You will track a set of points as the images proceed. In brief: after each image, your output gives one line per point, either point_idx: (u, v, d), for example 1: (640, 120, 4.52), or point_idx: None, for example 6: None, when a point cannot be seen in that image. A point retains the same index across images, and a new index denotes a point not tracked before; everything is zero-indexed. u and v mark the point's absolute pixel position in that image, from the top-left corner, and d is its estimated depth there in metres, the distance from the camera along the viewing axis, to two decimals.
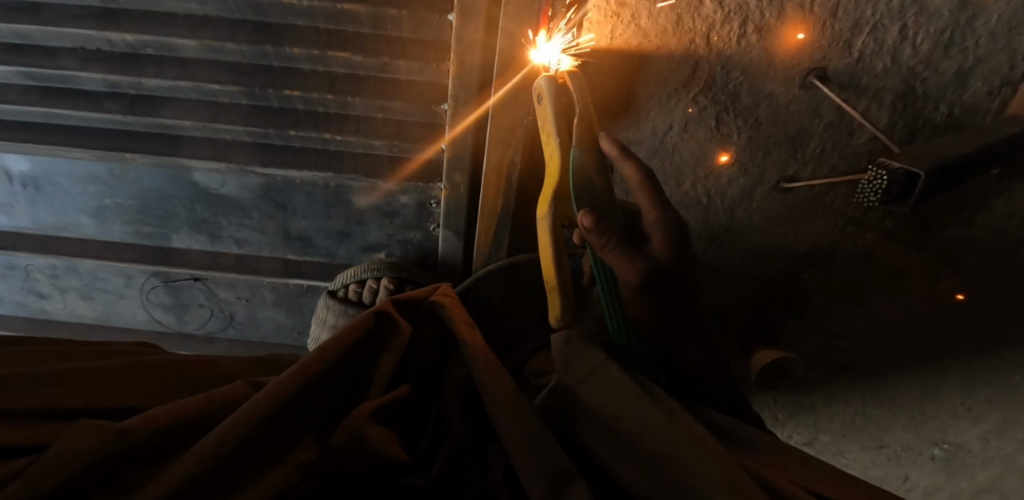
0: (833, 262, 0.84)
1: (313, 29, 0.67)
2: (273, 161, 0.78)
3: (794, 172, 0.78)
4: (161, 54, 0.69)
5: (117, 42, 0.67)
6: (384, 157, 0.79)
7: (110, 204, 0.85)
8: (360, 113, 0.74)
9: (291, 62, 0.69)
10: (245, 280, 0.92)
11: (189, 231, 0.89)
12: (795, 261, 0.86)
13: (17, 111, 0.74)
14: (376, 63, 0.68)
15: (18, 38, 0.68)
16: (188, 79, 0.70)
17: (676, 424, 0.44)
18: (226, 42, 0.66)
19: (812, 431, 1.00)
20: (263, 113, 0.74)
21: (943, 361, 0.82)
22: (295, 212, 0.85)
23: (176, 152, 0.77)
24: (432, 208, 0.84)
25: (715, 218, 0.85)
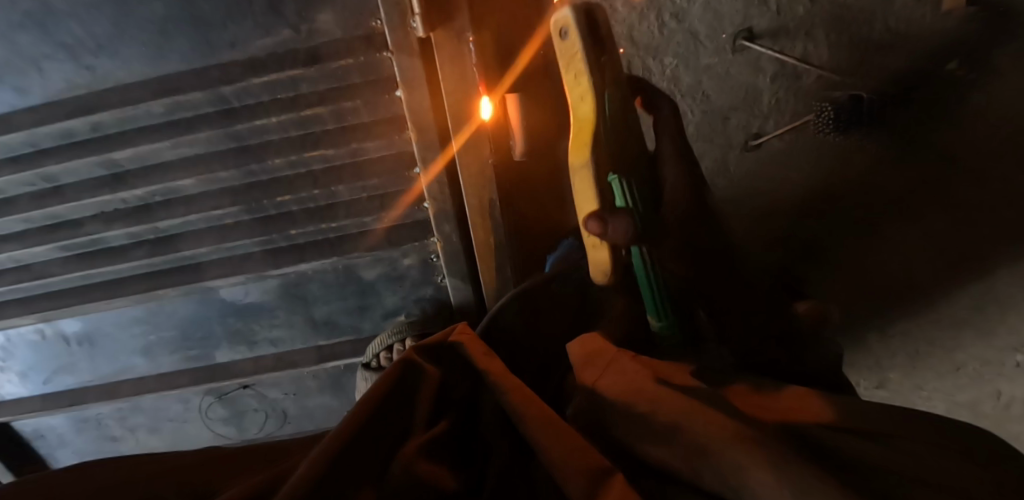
0: (839, 200, 0.86)
1: (287, 139, 0.74)
2: (284, 260, 0.83)
3: (758, 127, 0.82)
4: (169, 197, 0.78)
5: (131, 199, 0.77)
6: (378, 231, 0.82)
7: (156, 339, 0.93)
8: (348, 198, 0.79)
9: (276, 171, 0.76)
10: (290, 374, 0.98)
11: (229, 344, 0.95)
12: (797, 209, 0.88)
13: (59, 279, 0.84)
14: (347, 151, 0.74)
15: (52, 219, 0.79)
16: (194, 211, 0.78)
17: (676, 400, 0.46)
18: (218, 170, 0.75)
19: (879, 372, 0.98)
20: (263, 222, 0.81)
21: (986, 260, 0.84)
22: (316, 300, 0.91)
23: (199, 277, 0.84)
24: (435, 263, 0.87)
25: None
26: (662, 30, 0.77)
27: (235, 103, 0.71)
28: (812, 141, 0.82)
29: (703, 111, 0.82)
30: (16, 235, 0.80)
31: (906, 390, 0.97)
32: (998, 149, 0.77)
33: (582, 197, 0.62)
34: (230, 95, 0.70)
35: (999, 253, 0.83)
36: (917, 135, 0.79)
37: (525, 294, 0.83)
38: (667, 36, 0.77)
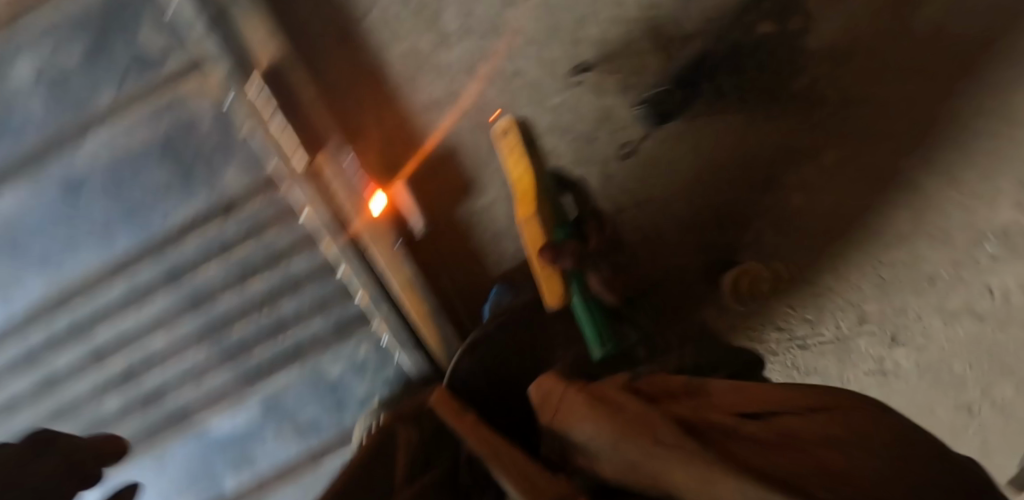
0: (726, 161, 0.98)
1: (228, 284, 0.85)
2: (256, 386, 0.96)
3: (622, 137, 0.92)
4: (145, 360, 0.89)
5: (114, 371, 0.89)
6: (328, 331, 0.93)
7: (171, 479, 1.07)
8: (293, 315, 0.91)
9: (227, 313, 0.88)
10: (291, 486, 1.14)
11: (232, 470, 1.08)
12: (693, 177, 0.98)
13: None
14: (278, 275, 0.85)
15: (54, 405, 0.91)
16: (171, 365, 0.90)
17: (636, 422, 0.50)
18: (178, 325, 0.87)
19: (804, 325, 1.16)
20: (230, 355, 0.92)
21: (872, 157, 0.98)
22: (296, 409, 1.03)
23: (190, 420, 0.98)
24: (388, 345, 0.97)
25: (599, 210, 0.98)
26: (511, 90, 0.85)
27: (179, 267, 0.82)
28: (679, 133, 0.93)
29: (568, 139, 0.91)
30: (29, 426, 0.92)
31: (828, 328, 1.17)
32: (843, 75, 0.90)
33: (533, 239, 0.80)
34: (173, 262, 0.81)
35: (879, 149, 0.97)
36: (770, 90, 0.91)
37: (471, 351, 0.88)
38: (513, 92, 0.85)
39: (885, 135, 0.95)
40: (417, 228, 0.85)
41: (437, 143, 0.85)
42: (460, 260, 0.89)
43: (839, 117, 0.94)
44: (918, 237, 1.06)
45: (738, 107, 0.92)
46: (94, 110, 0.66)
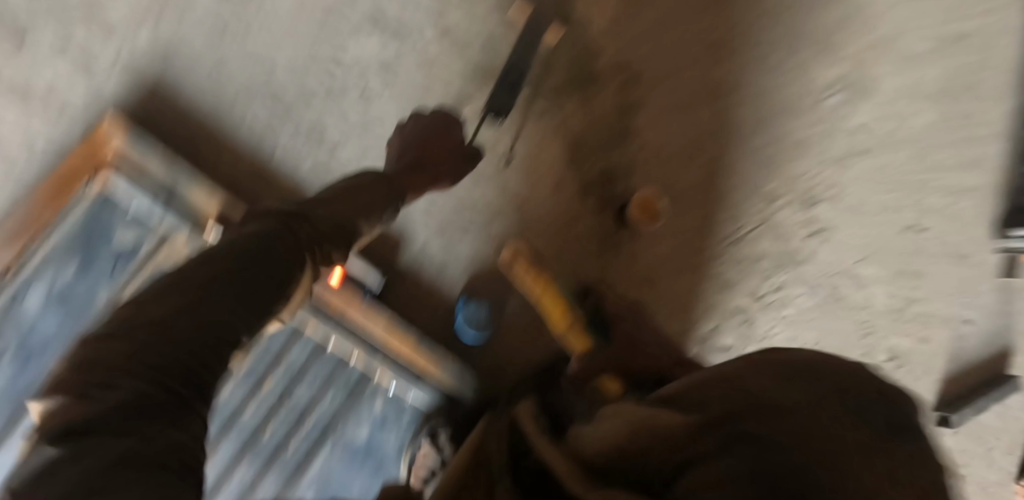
0: (585, 134, 1.21)
1: (249, 393, 0.96)
2: (298, 476, 0.96)
3: (500, 150, 1.16)
4: None
5: None
6: (344, 401, 1.00)
7: None
8: (310, 395, 0.98)
9: (254, 419, 0.96)
10: None
11: None
12: (570, 156, 1.20)
13: None
14: (286, 367, 0.98)
15: None
16: (220, 489, 0.93)
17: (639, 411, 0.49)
18: (216, 452, 0.93)
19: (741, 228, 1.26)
20: (267, 460, 0.95)
21: (679, 78, 1.27)
22: (346, 488, 0.99)
23: None
24: (396, 390, 1.02)
25: (510, 211, 1.16)
26: None
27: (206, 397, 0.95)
28: (538, 127, 1.18)
29: (461, 171, 1.13)
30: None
31: (765, 227, 1.27)
32: (611, 47, 1.22)
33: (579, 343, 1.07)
34: None
35: (674, 77, 1.26)
36: (572, 76, 1.21)
37: (455, 366, 1.03)
38: None
39: (671, 74, 1.26)
40: (375, 280, 1.02)
41: None
42: (417, 295, 1.09)
43: (633, 70, 1.24)
44: (757, 116, 1.28)
45: (563, 94, 1.20)
46: (95, 307, 0.92)
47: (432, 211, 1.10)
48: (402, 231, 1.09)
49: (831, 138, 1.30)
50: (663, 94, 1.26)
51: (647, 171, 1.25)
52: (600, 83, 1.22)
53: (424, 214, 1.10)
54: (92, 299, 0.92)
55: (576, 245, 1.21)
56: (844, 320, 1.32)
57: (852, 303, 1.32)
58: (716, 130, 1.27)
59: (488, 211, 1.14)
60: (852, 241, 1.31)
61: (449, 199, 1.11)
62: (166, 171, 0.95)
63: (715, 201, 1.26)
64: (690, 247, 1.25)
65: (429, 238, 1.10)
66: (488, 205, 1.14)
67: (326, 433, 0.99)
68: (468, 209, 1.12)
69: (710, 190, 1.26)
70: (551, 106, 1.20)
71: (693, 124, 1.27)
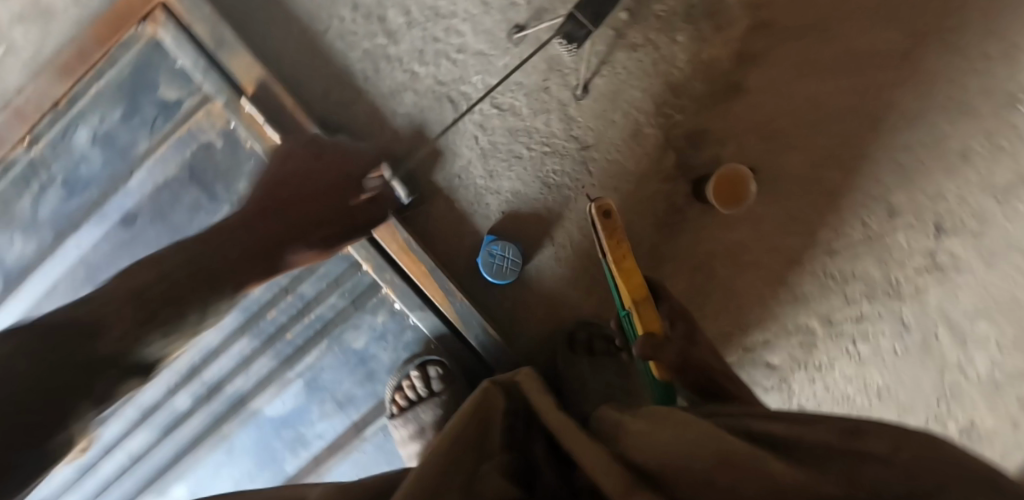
0: (683, 80, 1.00)
1: (260, 273, 0.95)
2: (294, 362, 0.98)
3: (576, 78, 0.99)
4: (202, 353, 0.98)
5: (182, 367, 0.98)
6: (347, 306, 0.97)
7: (239, 474, 1.01)
8: (316, 291, 0.96)
9: (261, 298, 0.96)
10: (342, 459, 1.01)
11: (291, 454, 1.01)
12: (658, 103, 1.01)
13: (155, 456, 1.01)
14: (297, 259, 0.94)
15: (137, 411, 0.99)
16: (223, 352, 0.98)
17: (685, 424, 0.47)
18: (223, 319, 0.96)
19: (841, 236, 1.04)
20: (268, 339, 0.97)
21: (822, 34, 1.00)
22: (334, 386, 0.99)
23: (246, 404, 1.00)
24: (400, 309, 0.97)
25: (570, 150, 1.00)
26: (457, 64, 0.97)
27: None
28: (629, 60, 1.00)
29: (525, 93, 0.99)
30: (121, 433, 1.00)
31: (870, 242, 1.04)
32: None
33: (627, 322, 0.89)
34: None
35: (816, 32, 1.00)
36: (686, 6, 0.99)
37: (463, 305, 0.96)
38: (462, 66, 0.97)
39: (812, 28, 1.00)
40: (402, 193, 0.92)
41: (406, 121, 0.97)
42: (444, 218, 0.98)
43: (764, 14, 1.00)
44: (911, 104, 1.00)
45: (669, 26, 0.99)
46: (131, 155, 0.92)
47: (482, 132, 0.98)
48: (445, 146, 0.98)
49: (1000, 158, 1.00)
50: (795, 51, 1.01)
51: (748, 141, 1.02)
52: (718, 22, 0.99)
53: (474, 133, 0.98)
54: (132, 146, 0.92)
55: (636, 207, 1.02)
56: (931, 379, 1.06)
57: (948, 363, 1.06)
58: (850, 111, 1.01)
59: (545, 145, 1.00)
60: (976, 290, 1.04)
61: (504, 123, 0.99)
62: (212, 28, 0.88)
63: (820, 198, 1.03)
64: (772, 244, 1.04)
65: (473, 161, 0.98)
66: (547, 138, 1.00)
67: (325, 330, 0.98)
68: (522, 138, 0.99)
69: (819, 184, 1.03)
70: (650, 38, 1.00)
71: (823, 98, 1.02)
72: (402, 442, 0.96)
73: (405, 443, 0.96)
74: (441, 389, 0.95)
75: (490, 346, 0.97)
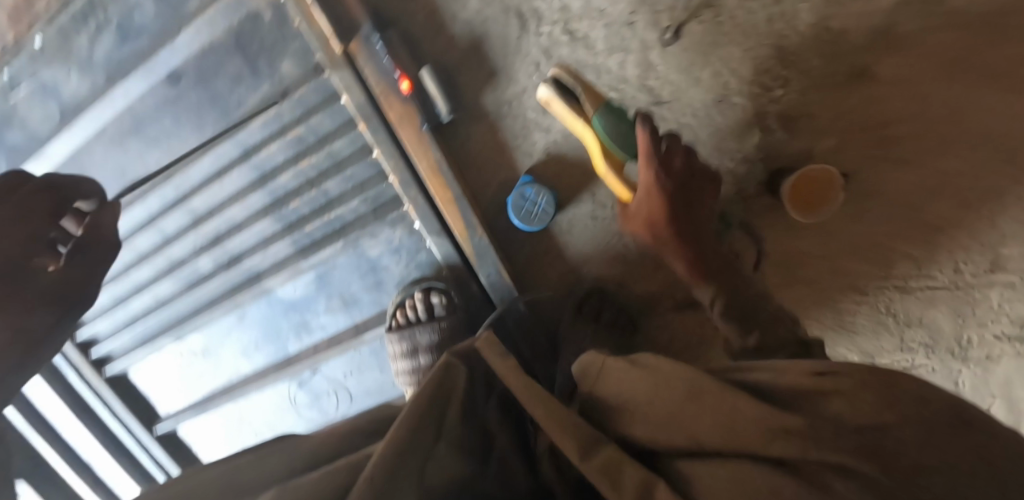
0: (796, 50, 0.84)
1: (288, 159, 0.91)
2: (309, 254, 0.96)
3: (669, 19, 0.84)
4: (225, 225, 0.97)
5: (205, 233, 0.99)
6: (368, 212, 0.92)
7: (249, 339, 1.07)
8: (340, 191, 0.92)
9: (287, 184, 0.92)
10: (340, 354, 1.04)
11: (295, 337, 1.05)
12: (757, 70, 0.85)
13: (176, 306, 1.07)
14: (327, 155, 0.90)
15: (163, 262, 1.03)
16: (243, 230, 0.97)
17: (664, 383, 0.48)
18: (248, 196, 0.94)
19: (923, 276, 0.90)
20: (288, 226, 0.95)
21: (996, 28, 0.79)
22: (344, 286, 0.99)
23: (259, 281, 1.00)
24: (420, 229, 0.93)
25: (639, 102, 0.89)
26: None
27: (249, 145, 0.91)
28: (739, 10, 0.83)
29: (606, 24, 0.85)
30: (150, 279, 1.06)
31: (952, 290, 0.90)
32: None
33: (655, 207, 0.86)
34: (245, 139, 0.90)
35: (990, 25, 0.79)
36: None
37: (481, 242, 0.91)
38: None
39: (987, 19, 0.78)
40: (440, 106, 0.86)
41: (466, 29, 0.87)
42: (484, 145, 0.91)
43: None
44: None
45: None
46: (181, 11, 0.85)
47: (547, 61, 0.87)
48: (501, 66, 0.88)
49: None
50: (951, 44, 0.80)
51: (852, 140, 0.86)
52: None
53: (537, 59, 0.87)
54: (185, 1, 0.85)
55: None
56: None
57: None
58: (992, 133, 0.82)
59: (613, 90, 0.88)
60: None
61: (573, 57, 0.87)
62: None
63: (914, 228, 0.88)
64: (841, 263, 0.91)
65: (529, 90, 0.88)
66: (617, 81, 0.88)
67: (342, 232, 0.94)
68: (589, 76, 0.88)
69: (918, 209, 0.87)
70: None
71: (964, 109, 0.83)
72: (394, 357, 0.99)
73: (397, 359, 0.99)
74: (441, 315, 0.95)
75: (499, 289, 0.94)
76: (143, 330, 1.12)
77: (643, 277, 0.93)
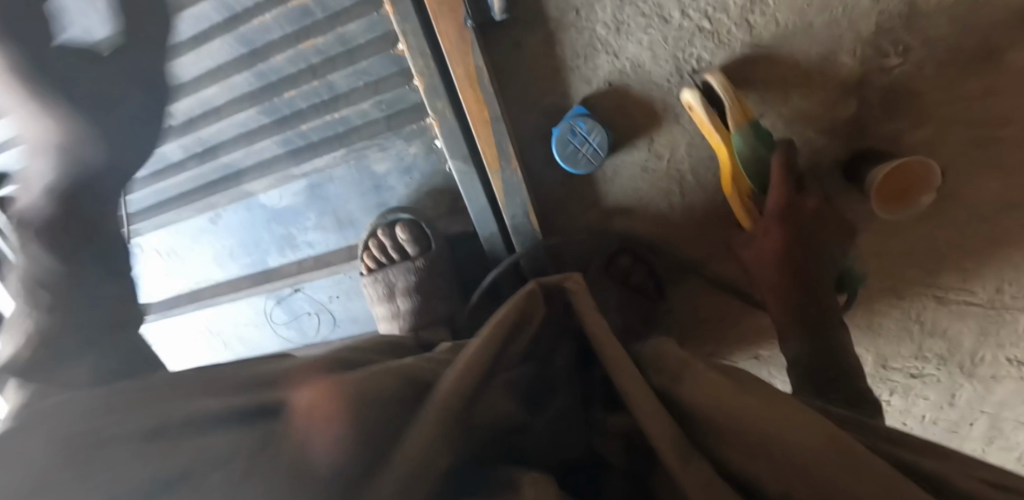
0: (938, 13, 0.67)
1: (286, 37, 0.73)
2: (303, 158, 0.82)
3: None
4: (203, 109, 0.81)
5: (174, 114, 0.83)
6: (381, 121, 0.77)
7: (225, 246, 0.96)
8: (348, 89, 0.75)
9: (282, 69, 0.75)
10: (328, 275, 0.94)
11: (277, 248, 0.94)
12: (880, 30, 0.69)
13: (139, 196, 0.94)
14: (335, 37, 0.71)
15: None
16: (223, 119, 0.81)
17: (793, 420, 0.40)
18: (231, 74, 0.76)
19: (964, 292, 0.85)
20: (280, 121, 0.80)
21: None
22: (341, 198, 0.86)
23: (239, 181, 0.87)
24: (440, 149, 0.79)
25: (733, 40, 0.72)
26: None
27: (237, 9, 0.71)
28: None
29: None
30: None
31: (989, 309, 0.86)
32: None
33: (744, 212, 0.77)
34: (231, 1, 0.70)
35: None
36: None
37: (512, 178, 0.77)
38: None
39: None
40: (496, 6, 0.67)
41: None
42: (533, 57, 0.74)
43: None
44: None
45: None
46: None
47: None
48: None
49: None
50: None
51: (953, 132, 0.74)
52: None
53: None
54: None
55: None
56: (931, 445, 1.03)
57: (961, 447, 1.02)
58: None
59: (706, 19, 0.71)
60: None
61: None
62: None
63: (979, 242, 0.80)
64: (888, 265, 0.85)
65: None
66: (713, 9, 0.70)
67: (344, 141, 0.80)
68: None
69: (995, 223, 0.78)
70: None
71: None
72: (371, 300, 0.88)
73: (375, 303, 0.88)
74: (415, 253, 0.84)
75: (523, 233, 0.81)
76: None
77: (685, 242, 0.84)
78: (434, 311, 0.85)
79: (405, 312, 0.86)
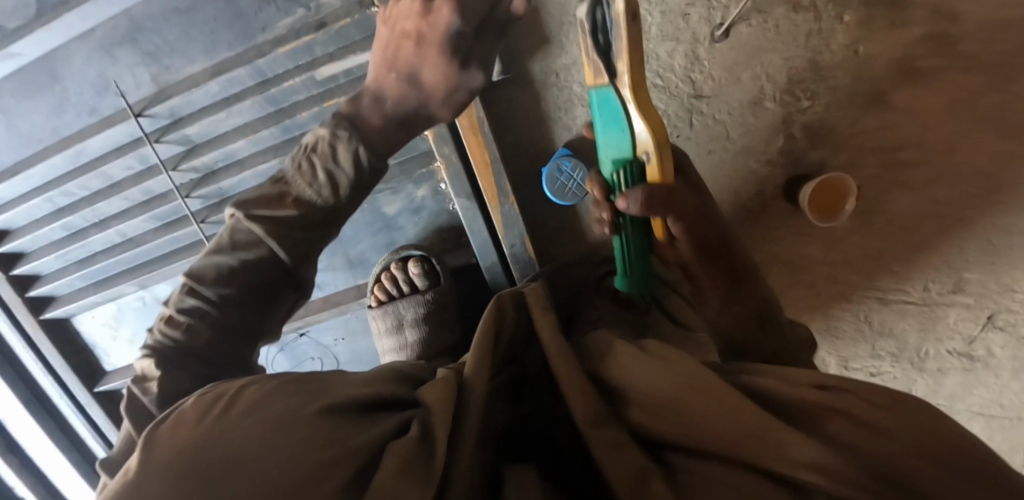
0: (835, 70, 0.86)
1: (312, 96, 0.86)
2: None
3: (722, 17, 0.85)
4: (229, 162, 0.94)
5: (200, 166, 0.94)
6: (393, 168, 0.88)
7: None
8: None
9: (307, 125, 0.89)
10: (335, 316, 1.01)
11: None
12: (795, 84, 0.88)
13: (152, 246, 1.03)
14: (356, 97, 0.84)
15: (145, 194, 0.98)
16: (247, 169, 0.92)
17: (668, 372, 0.48)
18: (259, 130, 0.89)
19: (897, 292, 1.00)
20: None
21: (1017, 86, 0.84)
22: (350, 240, 0.96)
23: None
24: (445, 191, 0.90)
25: (680, 92, 0.90)
26: None
27: (269, 75, 0.85)
28: (784, 19, 0.84)
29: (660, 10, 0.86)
30: (123, 213, 1.01)
31: (919, 307, 1.01)
32: None
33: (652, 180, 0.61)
34: (264, 68, 0.84)
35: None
36: None
37: (509, 212, 0.88)
38: None
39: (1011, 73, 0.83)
40: (494, 67, 0.83)
41: None
42: (522, 110, 0.89)
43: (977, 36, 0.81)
44: None
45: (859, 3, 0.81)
46: None
47: None
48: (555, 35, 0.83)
49: None
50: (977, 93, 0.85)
51: (862, 159, 0.92)
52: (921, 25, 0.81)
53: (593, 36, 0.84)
54: None
55: (716, 179, 0.96)
56: None
57: None
58: (987, 179, 0.90)
59: (658, 77, 0.90)
60: (994, 390, 1.07)
61: None
62: None
63: (900, 248, 0.97)
64: (827, 271, 1.00)
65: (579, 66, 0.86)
66: (661, 69, 0.89)
67: None
68: None
69: (909, 232, 0.95)
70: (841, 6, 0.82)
71: (962, 144, 0.89)
72: (380, 334, 0.94)
73: (383, 335, 0.94)
74: (424, 287, 0.91)
75: (520, 261, 0.92)
76: (101, 269, 1.08)
77: None
78: (439, 340, 0.91)
79: (412, 344, 0.91)
